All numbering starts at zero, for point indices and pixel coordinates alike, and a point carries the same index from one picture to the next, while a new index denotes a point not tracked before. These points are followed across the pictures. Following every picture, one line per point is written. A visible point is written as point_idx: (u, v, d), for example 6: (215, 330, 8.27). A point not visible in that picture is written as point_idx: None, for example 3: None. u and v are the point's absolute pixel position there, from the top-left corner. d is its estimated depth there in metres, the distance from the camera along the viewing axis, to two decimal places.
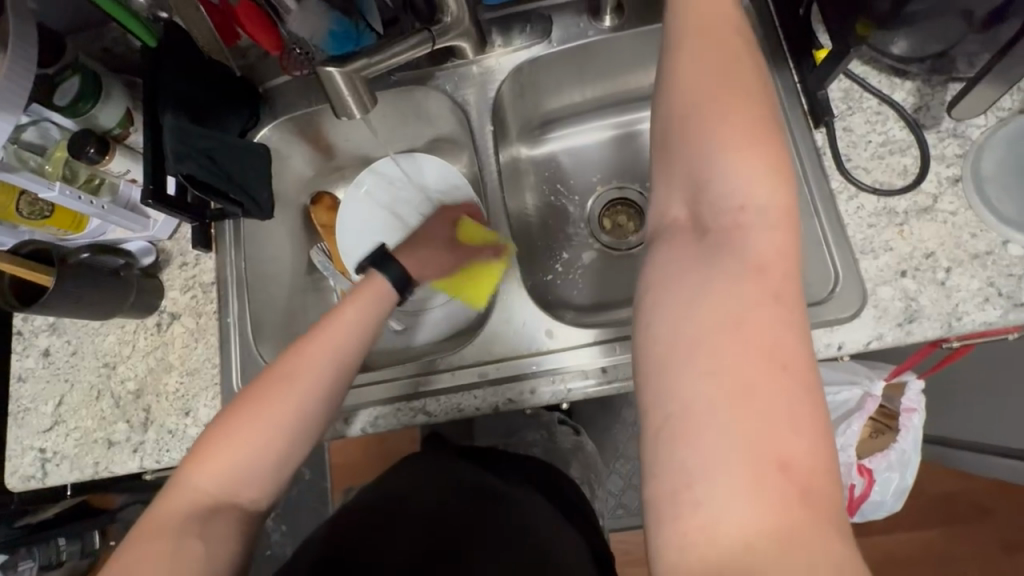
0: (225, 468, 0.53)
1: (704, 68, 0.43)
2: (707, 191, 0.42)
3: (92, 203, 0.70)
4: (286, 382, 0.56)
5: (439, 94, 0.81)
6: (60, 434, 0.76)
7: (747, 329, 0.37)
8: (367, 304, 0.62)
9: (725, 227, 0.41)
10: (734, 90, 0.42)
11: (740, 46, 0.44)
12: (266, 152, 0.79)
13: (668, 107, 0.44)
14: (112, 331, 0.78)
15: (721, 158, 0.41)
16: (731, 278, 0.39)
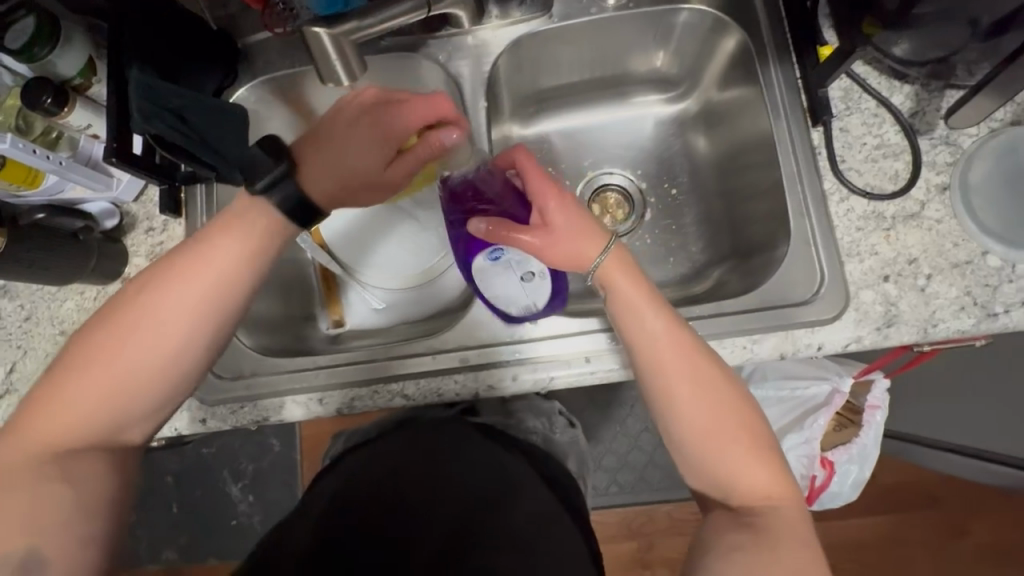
0: (84, 409, 0.51)
1: (686, 397, 0.56)
2: (730, 483, 0.54)
3: (50, 158, 0.64)
4: (158, 309, 0.53)
5: (430, 63, 0.77)
6: (11, 403, 0.72)
7: (783, 560, 0.48)
8: (243, 229, 0.56)
9: (752, 506, 0.53)
10: (721, 411, 0.55)
11: (706, 362, 0.57)
12: (243, 113, 0.74)
13: (672, 435, 0.57)
14: (70, 297, 0.74)
15: (737, 464, 0.54)
16: (763, 527, 0.50)
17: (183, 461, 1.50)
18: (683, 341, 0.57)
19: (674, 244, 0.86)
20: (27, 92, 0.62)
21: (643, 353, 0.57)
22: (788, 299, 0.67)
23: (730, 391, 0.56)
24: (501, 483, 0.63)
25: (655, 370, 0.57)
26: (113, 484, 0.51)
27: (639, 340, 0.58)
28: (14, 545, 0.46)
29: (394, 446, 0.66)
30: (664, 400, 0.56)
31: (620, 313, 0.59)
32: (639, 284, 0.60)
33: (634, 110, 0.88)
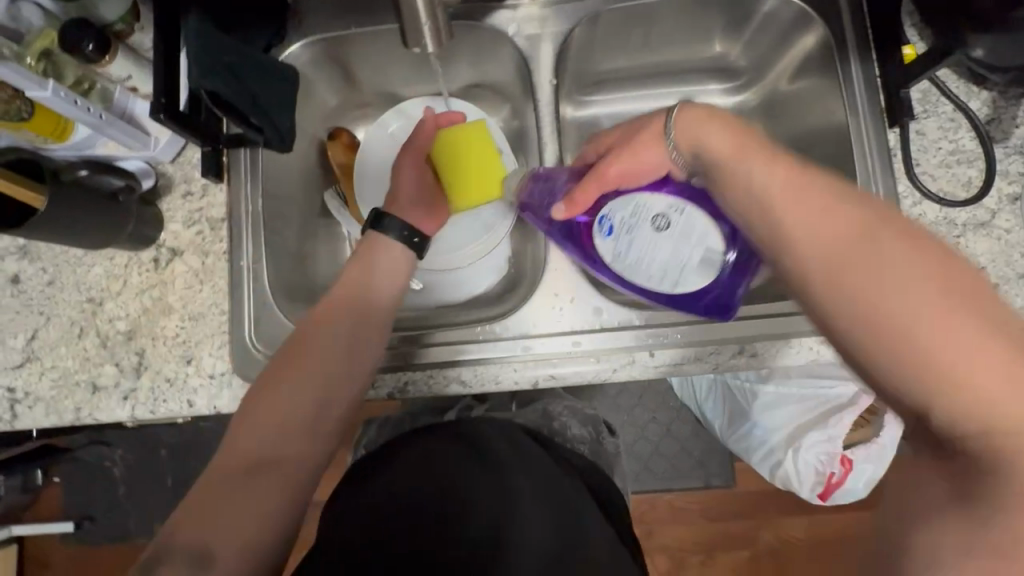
0: (277, 419, 0.51)
1: (848, 276, 0.42)
2: (958, 409, 0.38)
3: (90, 110, 0.59)
4: (332, 326, 0.56)
5: (495, 33, 0.73)
6: (33, 372, 0.67)
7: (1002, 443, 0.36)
8: (383, 252, 0.62)
9: (990, 447, 0.37)
10: (919, 283, 0.39)
11: (878, 220, 0.43)
12: (294, 75, 0.69)
13: (835, 330, 0.43)
14: (99, 261, 0.69)
15: (964, 380, 0.37)
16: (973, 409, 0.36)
17: (177, 434, 1.39)
18: (825, 202, 0.45)
19: None
20: (66, 35, 0.57)
21: (772, 224, 0.47)
22: None
23: (928, 254, 0.41)
24: (545, 501, 0.55)
25: (793, 241, 0.45)
26: (296, 484, 0.50)
27: (764, 207, 0.48)
28: (198, 541, 0.45)
29: (426, 447, 0.58)
30: (817, 284, 0.44)
31: (731, 175, 0.51)
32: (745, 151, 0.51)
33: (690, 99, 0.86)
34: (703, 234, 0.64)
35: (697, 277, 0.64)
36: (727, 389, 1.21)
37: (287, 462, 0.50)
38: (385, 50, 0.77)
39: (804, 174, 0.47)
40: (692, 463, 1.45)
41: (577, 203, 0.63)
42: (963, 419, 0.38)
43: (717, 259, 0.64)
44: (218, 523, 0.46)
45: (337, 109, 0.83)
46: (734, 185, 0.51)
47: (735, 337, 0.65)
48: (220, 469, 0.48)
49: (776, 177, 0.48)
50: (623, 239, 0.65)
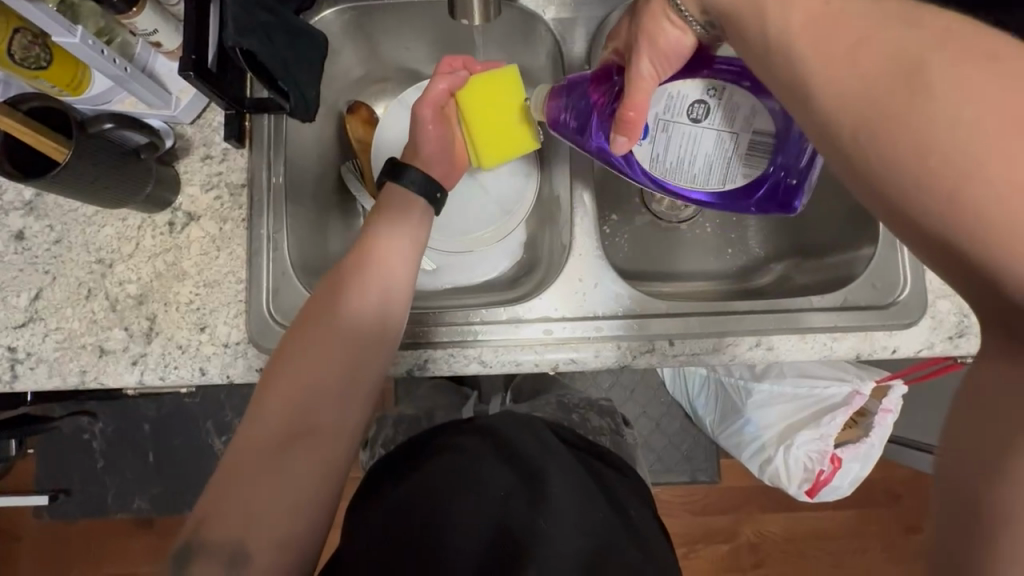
0: (293, 397, 0.51)
1: (894, 121, 0.35)
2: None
3: (116, 63, 0.57)
4: (340, 303, 0.55)
5: (527, 14, 0.72)
6: (36, 333, 0.65)
7: None
8: (397, 226, 0.60)
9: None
10: (985, 108, 0.32)
11: (933, 37, 0.35)
12: (324, 42, 0.67)
13: (882, 187, 0.36)
14: (110, 222, 0.66)
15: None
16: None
17: (161, 409, 1.34)
18: (862, 31, 0.38)
19: (734, 236, 0.86)
20: None
21: (796, 70, 0.40)
22: (866, 302, 0.68)
23: (1000, 70, 0.33)
24: (579, 511, 0.54)
25: (822, 89, 0.38)
26: (318, 477, 0.49)
27: (793, 48, 0.40)
28: (229, 542, 0.45)
29: (451, 458, 0.58)
30: (860, 144, 0.37)
31: (752, 37, 0.44)
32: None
33: None
34: (750, 116, 0.59)
35: (752, 166, 0.60)
36: (720, 386, 1.23)
37: (307, 453, 0.49)
38: (414, 25, 0.75)
39: (839, 5, 0.39)
40: (680, 457, 1.46)
41: (634, 121, 0.56)
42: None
43: (766, 145, 0.59)
44: (247, 523, 0.46)
45: (358, 81, 0.81)
46: (757, 30, 0.43)
47: (753, 330, 0.66)
48: (244, 449, 0.48)
49: (806, 15, 0.40)
50: (661, 138, 0.61)
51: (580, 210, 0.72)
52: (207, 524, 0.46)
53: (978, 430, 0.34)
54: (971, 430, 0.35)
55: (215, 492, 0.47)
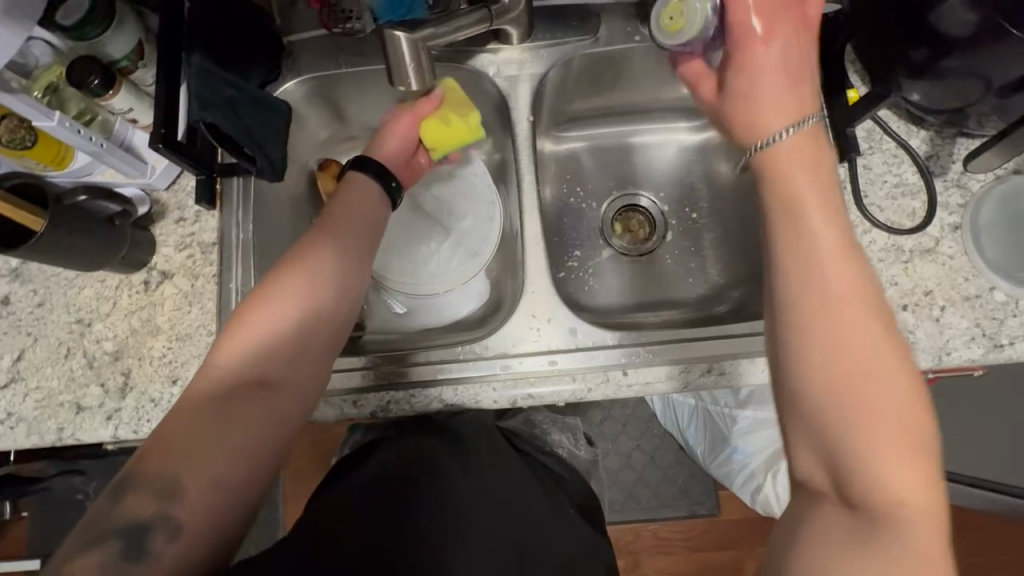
0: (243, 359, 0.53)
1: (844, 345, 0.47)
2: (844, 468, 0.46)
3: (92, 140, 0.62)
4: (293, 274, 0.57)
5: (476, 74, 0.78)
6: (17, 393, 0.68)
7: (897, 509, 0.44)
8: (353, 205, 0.65)
9: (884, 515, 0.44)
10: (859, 360, 0.47)
11: (857, 303, 0.48)
12: (288, 109, 0.73)
13: (794, 382, 0.48)
14: (89, 283, 0.71)
15: (865, 452, 0.45)
16: (905, 476, 0.45)
17: None
18: (836, 270, 0.49)
19: (693, 265, 0.89)
20: (74, 70, 0.60)
21: (807, 303, 0.49)
22: None
23: (896, 340, 0.48)
24: (513, 504, 0.63)
25: (798, 302, 0.49)
26: (266, 437, 0.52)
27: (806, 264, 0.49)
28: (164, 477, 0.47)
29: (409, 451, 0.65)
30: (802, 334, 0.48)
31: (790, 231, 0.51)
32: (822, 200, 0.51)
33: (662, 136, 0.92)
34: None
35: None
36: (708, 416, 1.23)
37: (260, 408, 0.52)
38: (374, 89, 0.81)
39: (850, 251, 0.49)
40: (677, 491, 1.44)
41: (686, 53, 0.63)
42: (872, 497, 0.45)
43: None
44: (186, 462, 0.48)
45: (327, 142, 0.87)
46: (781, 228, 0.51)
47: (703, 357, 0.68)
48: (192, 400, 0.51)
49: (836, 239, 0.50)
50: None
51: (534, 249, 0.75)
52: (146, 457, 0.48)
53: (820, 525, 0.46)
54: (820, 527, 0.46)
55: (160, 438, 0.49)
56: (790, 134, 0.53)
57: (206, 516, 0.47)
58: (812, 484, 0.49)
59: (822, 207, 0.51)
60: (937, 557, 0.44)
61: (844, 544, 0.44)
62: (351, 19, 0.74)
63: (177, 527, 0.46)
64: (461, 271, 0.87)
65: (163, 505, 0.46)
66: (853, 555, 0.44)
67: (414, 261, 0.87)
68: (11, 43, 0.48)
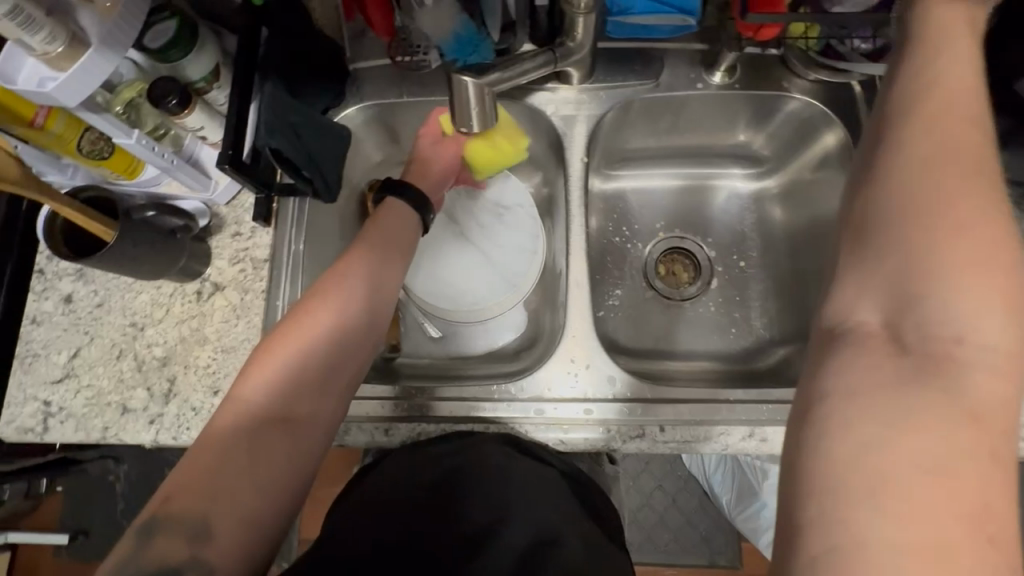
0: (270, 390, 0.53)
1: (955, 166, 0.40)
2: (911, 297, 0.39)
3: (164, 156, 0.66)
4: (323, 300, 0.58)
5: (533, 110, 0.78)
6: (70, 389, 0.71)
7: (980, 419, 0.35)
8: (384, 230, 0.66)
9: (941, 367, 0.37)
10: (963, 188, 0.39)
11: (968, 138, 0.41)
12: (348, 135, 0.76)
13: (885, 187, 0.41)
14: (146, 289, 0.73)
15: (934, 259, 0.38)
16: (988, 373, 0.36)
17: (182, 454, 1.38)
18: (949, 99, 0.43)
19: (737, 314, 0.86)
20: (155, 89, 0.62)
21: (915, 118, 0.43)
22: None
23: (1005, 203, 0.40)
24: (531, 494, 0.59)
25: (914, 111, 0.43)
26: (288, 466, 0.52)
27: (916, 76, 0.45)
28: (192, 518, 0.47)
29: (416, 455, 0.63)
30: (910, 142, 0.42)
31: (929, 53, 0.45)
32: (957, 42, 0.46)
33: (714, 180, 0.90)
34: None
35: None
36: (738, 467, 1.18)
37: (281, 441, 0.52)
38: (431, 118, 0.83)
39: (966, 88, 0.43)
40: (697, 539, 1.39)
41: None
42: (935, 335, 0.38)
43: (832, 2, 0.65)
44: (215, 502, 0.48)
45: (380, 164, 0.88)
46: (916, 53, 0.46)
47: (744, 420, 0.66)
48: (219, 431, 0.51)
49: (964, 76, 0.44)
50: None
51: (577, 290, 0.74)
52: (172, 499, 0.48)
53: (881, 372, 0.38)
54: (885, 375, 0.37)
55: (186, 473, 0.49)
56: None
57: (236, 558, 0.47)
58: (858, 322, 0.41)
59: (954, 34, 0.46)
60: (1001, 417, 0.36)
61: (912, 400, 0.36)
62: (418, 53, 0.77)
63: (208, 571, 0.46)
64: (498, 302, 0.85)
65: (193, 551, 0.46)
66: (923, 422, 0.35)
67: (451, 285, 0.86)
68: (99, 73, 0.50)
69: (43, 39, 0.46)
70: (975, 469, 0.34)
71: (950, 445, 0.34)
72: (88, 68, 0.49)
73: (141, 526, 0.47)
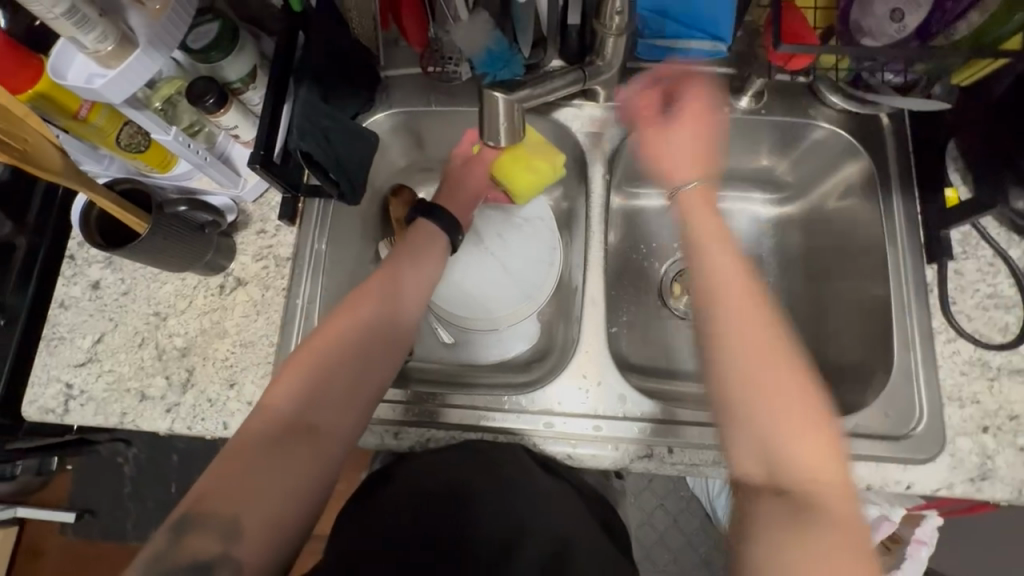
0: (300, 397, 0.55)
1: (749, 347, 0.52)
2: (764, 446, 0.51)
3: (197, 153, 0.68)
4: (352, 310, 0.60)
5: (558, 126, 0.79)
6: (92, 372, 0.73)
7: (842, 509, 0.48)
8: (416, 243, 0.67)
9: (803, 488, 0.48)
10: (766, 368, 0.52)
11: (756, 313, 0.54)
12: (375, 140, 0.77)
13: (721, 381, 0.53)
14: (171, 280, 0.75)
15: (770, 420, 0.51)
16: (832, 474, 0.49)
17: (190, 441, 1.40)
18: (735, 275, 0.56)
19: None
20: (193, 88, 0.64)
21: (716, 305, 0.55)
22: (880, 430, 0.66)
23: (801, 360, 0.53)
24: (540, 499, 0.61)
25: (711, 306, 0.55)
26: (314, 474, 0.54)
27: (707, 266, 0.57)
28: (224, 518, 0.49)
29: (433, 458, 0.64)
30: (721, 329, 0.54)
31: (704, 305, 0.55)
32: (715, 217, 0.61)
33: (734, 203, 0.90)
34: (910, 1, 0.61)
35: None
36: None
37: (306, 445, 0.54)
38: (457, 127, 0.84)
39: (736, 258, 0.57)
40: (697, 561, 1.38)
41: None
42: (799, 477, 0.49)
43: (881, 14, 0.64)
44: (244, 504, 0.50)
45: (403, 169, 0.90)
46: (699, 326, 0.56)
47: None
48: (249, 435, 0.53)
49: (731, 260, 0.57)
50: None
51: (591, 306, 0.74)
52: (204, 499, 0.50)
53: (758, 507, 0.49)
54: (763, 512, 0.48)
55: (218, 475, 0.51)
56: (692, 187, 0.63)
57: (264, 561, 0.50)
58: (743, 475, 0.52)
59: (705, 204, 0.62)
60: (840, 484, 0.49)
61: (792, 520, 0.47)
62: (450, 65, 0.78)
63: (238, 569, 0.48)
64: (513, 312, 0.86)
65: (228, 546, 0.49)
66: (812, 529, 0.46)
67: (468, 291, 0.87)
68: (143, 73, 0.52)
69: (95, 38, 0.49)
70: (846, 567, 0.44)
71: (836, 554, 0.45)
72: (134, 67, 0.52)
73: (175, 522, 0.50)
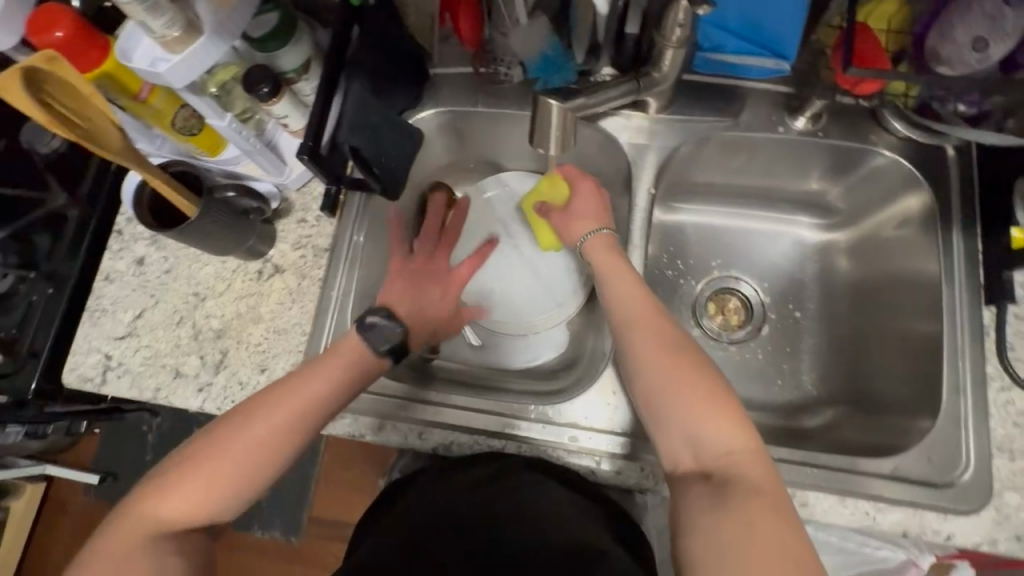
0: (183, 508, 0.53)
1: (653, 358, 0.59)
2: (687, 440, 0.56)
3: (248, 139, 0.69)
4: (257, 423, 0.55)
5: (604, 136, 0.78)
6: (131, 346, 0.74)
7: (761, 478, 0.52)
8: (346, 360, 0.61)
9: (725, 468, 0.54)
10: (670, 372, 0.58)
11: (658, 328, 0.61)
12: (420, 137, 0.77)
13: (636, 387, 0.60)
14: (212, 262, 0.76)
15: (688, 415, 0.56)
16: (744, 446, 0.54)
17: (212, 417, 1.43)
18: (639, 293, 0.65)
19: (785, 366, 0.82)
20: (249, 76, 0.64)
21: (621, 325, 0.64)
22: (922, 476, 0.64)
23: (700, 359, 0.59)
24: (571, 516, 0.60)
25: (620, 315, 0.64)
26: None
27: (614, 294, 0.66)
28: None
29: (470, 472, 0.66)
30: (626, 347, 0.62)
31: (621, 330, 0.63)
32: (619, 260, 0.69)
33: (778, 225, 0.87)
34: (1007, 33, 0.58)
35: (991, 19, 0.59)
36: None
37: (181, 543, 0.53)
38: (502, 129, 0.84)
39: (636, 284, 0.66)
40: None
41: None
42: (719, 456, 0.54)
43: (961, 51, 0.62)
44: None
45: (444, 168, 0.90)
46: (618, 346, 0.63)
47: (787, 481, 0.63)
48: (123, 534, 0.52)
49: (633, 289, 0.65)
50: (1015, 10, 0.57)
51: None
52: None
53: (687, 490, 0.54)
54: (694, 493, 0.53)
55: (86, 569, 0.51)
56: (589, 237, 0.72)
57: None
58: (679, 467, 0.56)
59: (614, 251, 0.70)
60: (752, 451, 0.54)
61: (715, 494, 0.52)
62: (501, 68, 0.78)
63: None
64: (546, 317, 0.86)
65: None
66: (734, 505, 0.50)
67: (502, 296, 0.87)
68: (205, 60, 0.53)
69: (164, 24, 0.50)
70: (763, 528, 0.49)
71: (760, 519, 0.49)
72: (197, 55, 0.52)
73: None
